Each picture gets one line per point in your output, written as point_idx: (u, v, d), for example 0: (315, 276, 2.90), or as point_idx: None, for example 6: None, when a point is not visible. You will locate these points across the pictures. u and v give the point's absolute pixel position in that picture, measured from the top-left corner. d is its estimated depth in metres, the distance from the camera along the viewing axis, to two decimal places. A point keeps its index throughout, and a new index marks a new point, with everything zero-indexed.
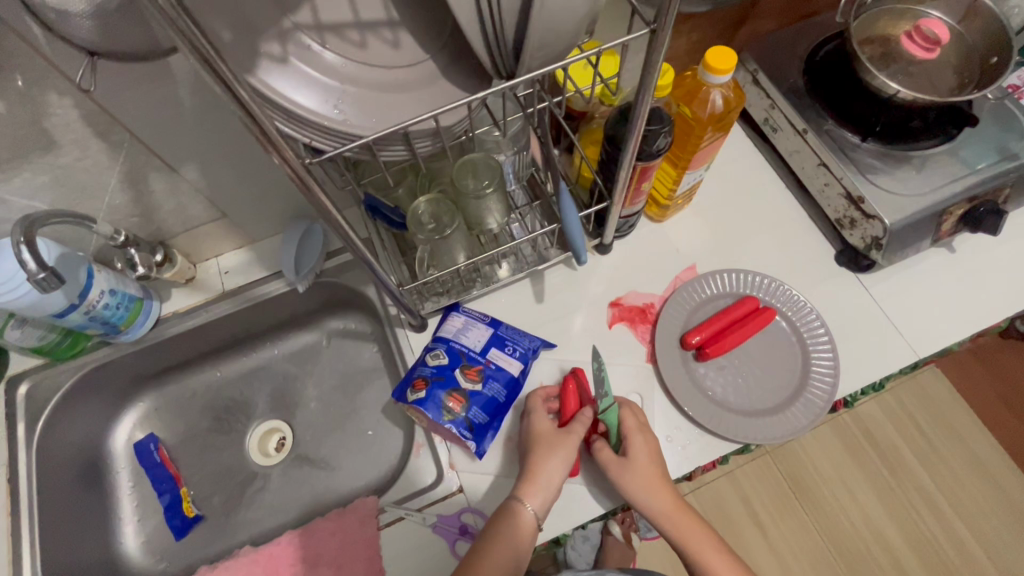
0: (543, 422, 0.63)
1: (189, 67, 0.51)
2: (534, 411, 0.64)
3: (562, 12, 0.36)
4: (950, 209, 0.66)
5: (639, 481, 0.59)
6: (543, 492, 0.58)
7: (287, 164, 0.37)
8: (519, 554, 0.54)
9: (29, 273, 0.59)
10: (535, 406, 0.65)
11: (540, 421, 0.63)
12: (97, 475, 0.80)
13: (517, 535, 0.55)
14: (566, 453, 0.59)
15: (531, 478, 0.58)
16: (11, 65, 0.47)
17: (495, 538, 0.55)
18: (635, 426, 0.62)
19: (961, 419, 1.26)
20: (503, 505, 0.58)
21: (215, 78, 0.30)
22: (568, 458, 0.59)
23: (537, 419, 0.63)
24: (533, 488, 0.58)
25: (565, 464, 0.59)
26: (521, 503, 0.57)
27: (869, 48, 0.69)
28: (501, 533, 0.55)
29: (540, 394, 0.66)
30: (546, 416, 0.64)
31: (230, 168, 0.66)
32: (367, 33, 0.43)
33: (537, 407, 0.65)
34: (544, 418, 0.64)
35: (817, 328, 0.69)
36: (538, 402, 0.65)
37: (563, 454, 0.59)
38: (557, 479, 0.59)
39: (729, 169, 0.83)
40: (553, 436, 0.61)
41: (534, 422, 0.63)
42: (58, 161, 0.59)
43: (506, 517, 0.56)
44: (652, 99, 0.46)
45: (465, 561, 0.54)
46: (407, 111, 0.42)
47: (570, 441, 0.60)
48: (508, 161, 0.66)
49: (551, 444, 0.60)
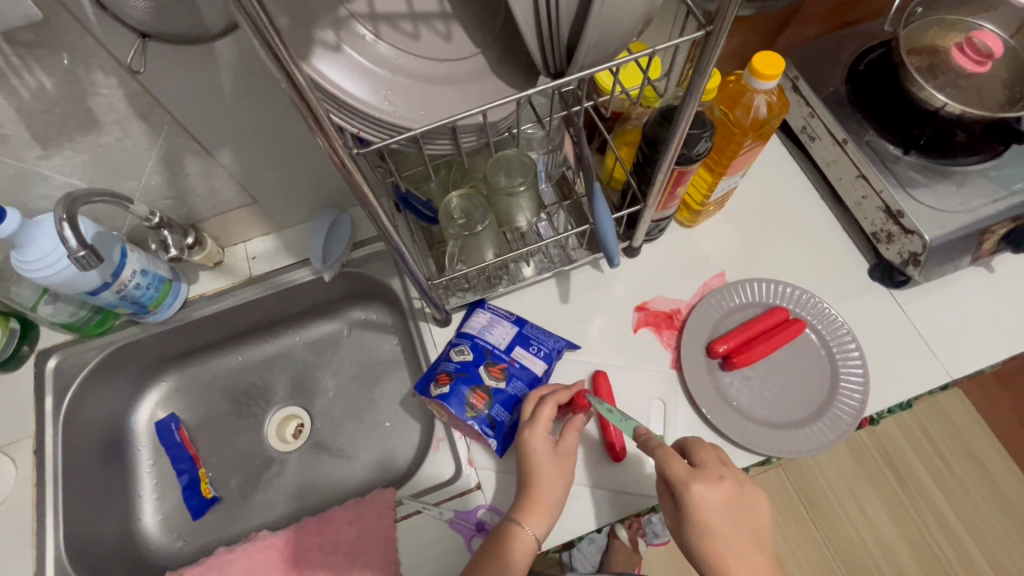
0: (543, 440, 0.59)
1: (235, 51, 0.51)
2: (535, 425, 0.59)
3: (622, 10, 0.35)
4: (993, 227, 0.64)
5: (698, 540, 0.54)
6: (543, 516, 0.57)
7: (333, 151, 0.37)
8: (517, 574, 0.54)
9: (70, 250, 0.56)
10: (538, 419, 0.60)
11: (539, 440, 0.59)
12: (119, 451, 0.81)
13: (518, 560, 0.55)
14: (563, 476, 0.59)
15: (531, 503, 0.57)
16: (61, 42, 0.48)
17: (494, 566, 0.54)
18: (686, 477, 0.54)
19: (985, 448, 1.22)
20: (500, 527, 0.57)
21: (274, 60, 0.30)
22: (566, 482, 0.59)
23: (535, 437, 0.59)
24: (533, 514, 0.57)
25: (562, 487, 0.59)
26: (520, 526, 0.56)
27: (916, 58, 0.67)
28: (498, 558, 0.55)
29: (547, 406, 0.60)
30: (545, 430, 0.60)
31: (265, 154, 0.66)
32: (419, 24, 0.43)
33: (542, 419, 0.60)
34: (544, 436, 0.59)
35: (849, 345, 0.68)
36: (546, 413, 0.60)
37: (560, 479, 0.59)
38: (555, 501, 0.58)
39: (762, 176, 0.81)
40: (551, 461, 0.59)
41: (534, 442, 0.59)
42: (99, 140, 0.59)
43: (504, 541, 0.56)
44: (700, 102, 0.45)
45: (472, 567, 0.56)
46: (455, 105, 0.42)
47: (566, 463, 0.60)
48: (540, 160, 0.65)
49: (549, 468, 0.58)
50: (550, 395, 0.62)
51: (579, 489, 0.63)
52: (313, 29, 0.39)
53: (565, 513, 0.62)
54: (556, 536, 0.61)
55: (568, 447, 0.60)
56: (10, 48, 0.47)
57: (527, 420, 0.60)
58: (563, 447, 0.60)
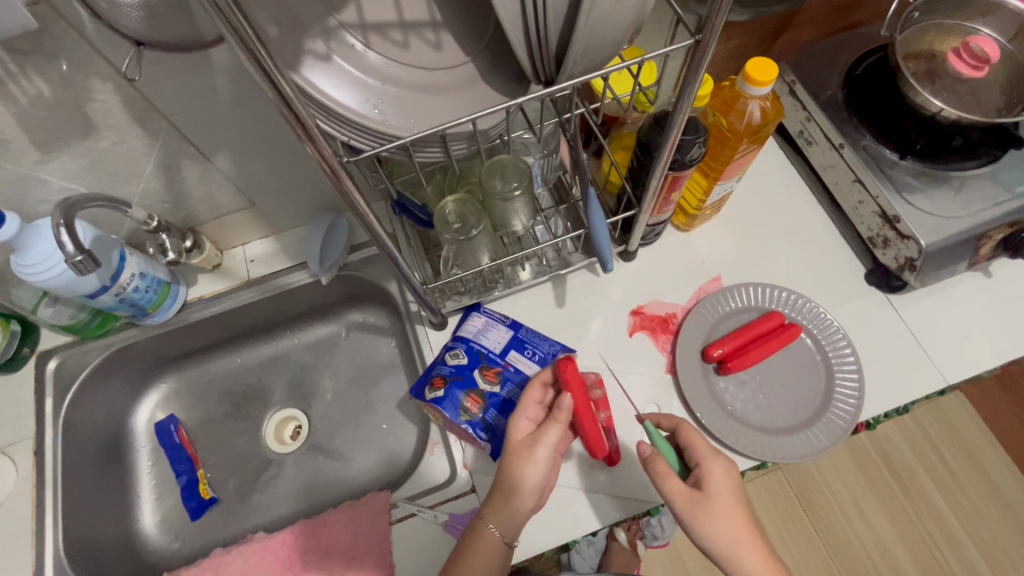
0: (516, 426, 0.57)
1: (229, 58, 0.52)
2: (516, 410, 0.58)
3: (609, 19, 0.35)
4: (990, 233, 0.64)
5: (722, 520, 0.52)
6: (499, 508, 0.54)
7: (323, 159, 0.37)
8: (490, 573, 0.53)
9: (68, 255, 0.56)
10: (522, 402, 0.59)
11: (513, 425, 0.57)
12: (118, 452, 0.82)
13: (482, 554, 0.54)
14: (529, 467, 0.53)
15: (493, 496, 0.55)
16: (57, 49, 0.48)
17: (461, 563, 0.54)
18: (708, 451, 0.56)
19: (986, 450, 1.22)
20: (473, 521, 0.57)
21: (259, 70, 0.30)
22: (534, 475, 0.54)
23: (511, 422, 0.57)
24: (494, 507, 0.55)
25: (526, 479, 0.53)
26: (486, 525, 0.55)
27: (913, 63, 0.66)
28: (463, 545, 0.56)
29: (532, 389, 0.59)
30: (524, 414, 0.58)
31: (261, 158, 0.67)
32: (409, 34, 0.43)
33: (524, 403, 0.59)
34: (521, 421, 0.57)
35: (844, 351, 0.68)
36: (529, 397, 0.58)
37: (523, 470, 0.53)
38: (520, 493, 0.53)
39: (759, 181, 0.81)
40: (521, 449, 0.55)
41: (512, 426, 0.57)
42: (97, 145, 0.60)
43: (472, 534, 0.55)
44: (692, 106, 0.45)
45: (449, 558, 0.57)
46: (445, 113, 0.42)
47: (535, 453, 0.54)
48: (536, 165, 0.65)
49: (514, 456, 0.54)
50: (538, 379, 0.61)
51: (573, 493, 0.63)
52: (303, 39, 0.39)
53: (558, 517, 0.62)
54: (550, 539, 0.62)
55: (540, 436, 0.54)
56: (7, 56, 0.48)
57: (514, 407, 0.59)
58: (533, 434, 0.55)
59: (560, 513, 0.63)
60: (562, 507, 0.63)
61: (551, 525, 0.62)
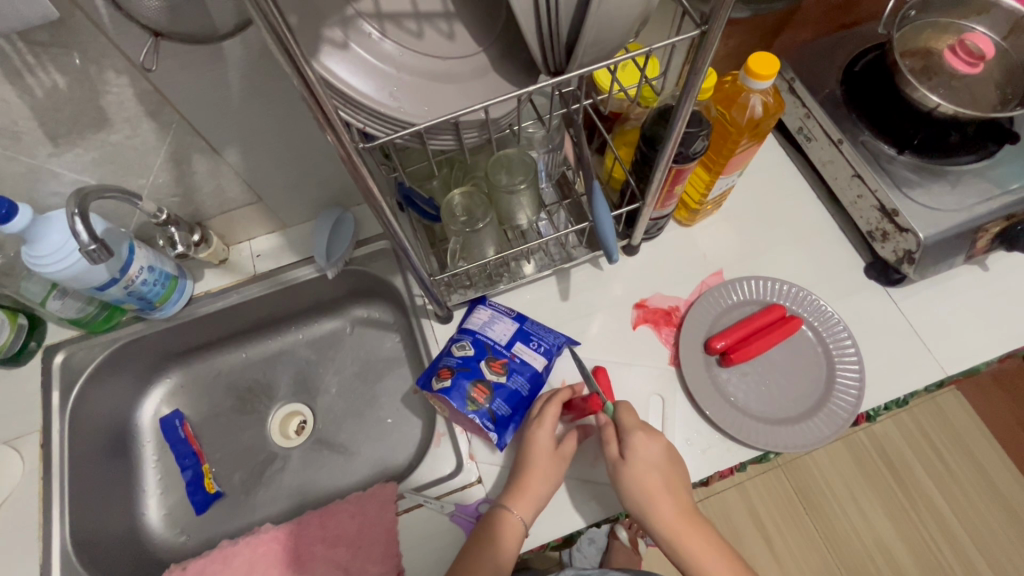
0: (546, 438, 0.62)
1: (242, 50, 0.53)
2: (542, 421, 0.62)
3: (617, 12, 0.36)
4: (986, 226, 0.65)
5: (636, 485, 0.58)
6: (531, 502, 0.58)
7: (341, 147, 0.38)
8: (502, 565, 0.55)
9: (81, 245, 0.56)
10: (544, 417, 0.63)
11: (543, 436, 0.61)
12: (123, 446, 0.82)
13: (505, 544, 0.56)
14: (556, 475, 0.60)
15: (520, 489, 0.59)
16: (74, 41, 0.49)
17: (482, 548, 0.56)
18: (635, 426, 0.61)
19: (983, 447, 1.23)
20: (492, 510, 0.59)
21: (288, 60, 0.31)
22: (557, 478, 0.60)
23: (539, 433, 0.62)
24: (522, 497, 0.58)
25: (552, 483, 0.60)
26: (510, 511, 0.58)
27: (909, 60, 0.68)
28: (489, 542, 0.56)
29: (552, 404, 0.64)
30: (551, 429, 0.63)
31: (271, 153, 0.67)
32: (423, 24, 0.44)
33: (546, 419, 0.63)
34: (547, 433, 0.62)
35: (844, 339, 0.69)
36: (552, 412, 0.63)
37: (552, 475, 0.60)
38: (547, 494, 0.59)
39: (759, 176, 0.83)
40: (548, 458, 0.61)
41: (535, 437, 0.61)
42: (110, 138, 0.61)
43: (494, 529, 0.57)
44: (695, 103, 0.46)
45: (462, 557, 0.57)
46: (455, 101, 0.43)
47: (563, 465, 0.61)
48: (541, 159, 0.66)
49: (546, 464, 0.60)
50: (553, 395, 0.65)
51: (577, 484, 0.64)
52: (321, 28, 0.40)
53: (563, 507, 0.63)
54: (555, 530, 0.62)
55: (569, 452, 0.62)
56: (23, 46, 0.49)
57: (535, 419, 0.63)
58: (563, 449, 0.62)
59: (564, 503, 0.63)
60: (567, 497, 0.63)
61: (557, 516, 0.62)
